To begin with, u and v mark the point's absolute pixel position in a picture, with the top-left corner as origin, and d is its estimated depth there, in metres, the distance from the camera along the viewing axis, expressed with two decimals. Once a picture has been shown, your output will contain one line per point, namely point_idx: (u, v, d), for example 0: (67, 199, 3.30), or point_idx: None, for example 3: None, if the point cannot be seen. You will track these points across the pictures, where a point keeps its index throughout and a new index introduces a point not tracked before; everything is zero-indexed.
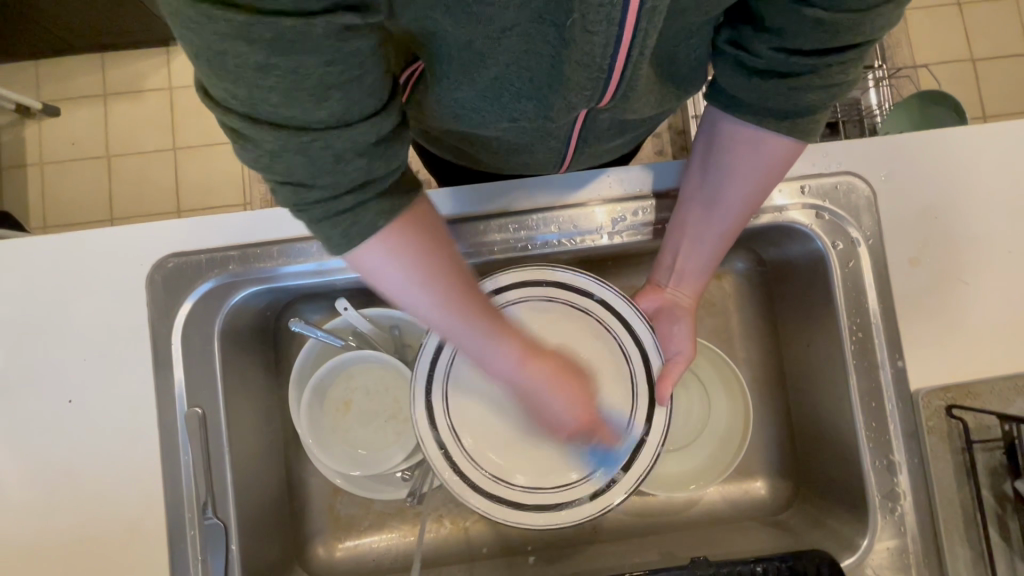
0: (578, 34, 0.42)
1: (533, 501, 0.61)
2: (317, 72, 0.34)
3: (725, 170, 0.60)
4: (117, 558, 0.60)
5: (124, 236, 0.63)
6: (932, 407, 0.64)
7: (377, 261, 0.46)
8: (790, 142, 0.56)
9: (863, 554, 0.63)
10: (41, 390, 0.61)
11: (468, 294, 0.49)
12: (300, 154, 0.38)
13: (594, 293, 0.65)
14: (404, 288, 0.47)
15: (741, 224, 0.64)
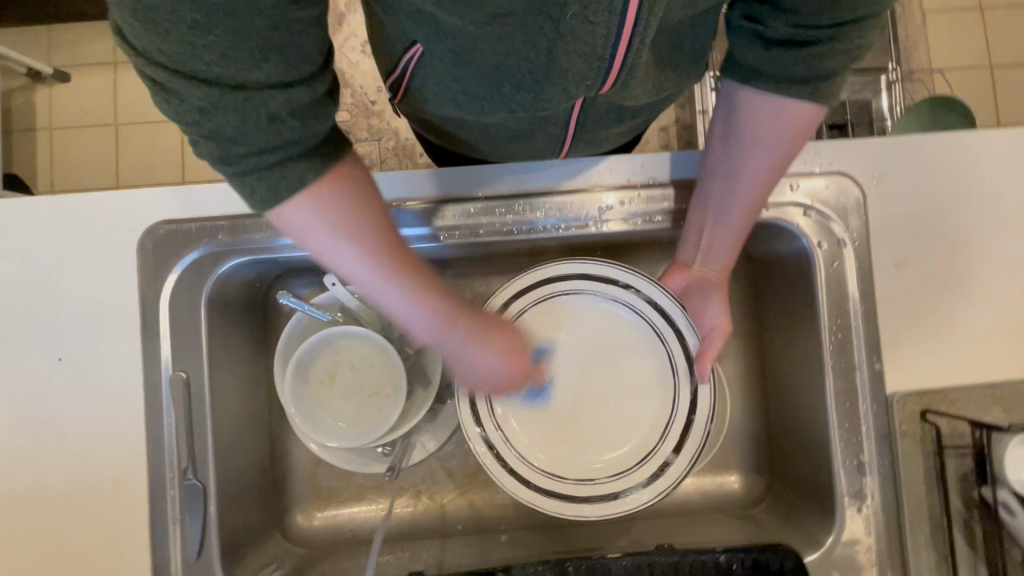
0: (578, 25, 0.44)
1: (586, 492, 0.64)
2: (260, 35, 0.33)
3: (744, 141, 0.57)
4: (100, 512, 0.62)
5: (116, 200, 0.64)
6: (907, 410, 0.64)
7: (306, 218, 0.43)
8: (809, 107, 0.53)
9: (826, 550, 0.64)
10: (32, 348, 0.63)
11: (402, 253, 0.46)
12: (232, 112, 0.37)
13: (617, 280, 0.67)
14: (332, 243, 0.44)
15: (766, 193, 0.60)
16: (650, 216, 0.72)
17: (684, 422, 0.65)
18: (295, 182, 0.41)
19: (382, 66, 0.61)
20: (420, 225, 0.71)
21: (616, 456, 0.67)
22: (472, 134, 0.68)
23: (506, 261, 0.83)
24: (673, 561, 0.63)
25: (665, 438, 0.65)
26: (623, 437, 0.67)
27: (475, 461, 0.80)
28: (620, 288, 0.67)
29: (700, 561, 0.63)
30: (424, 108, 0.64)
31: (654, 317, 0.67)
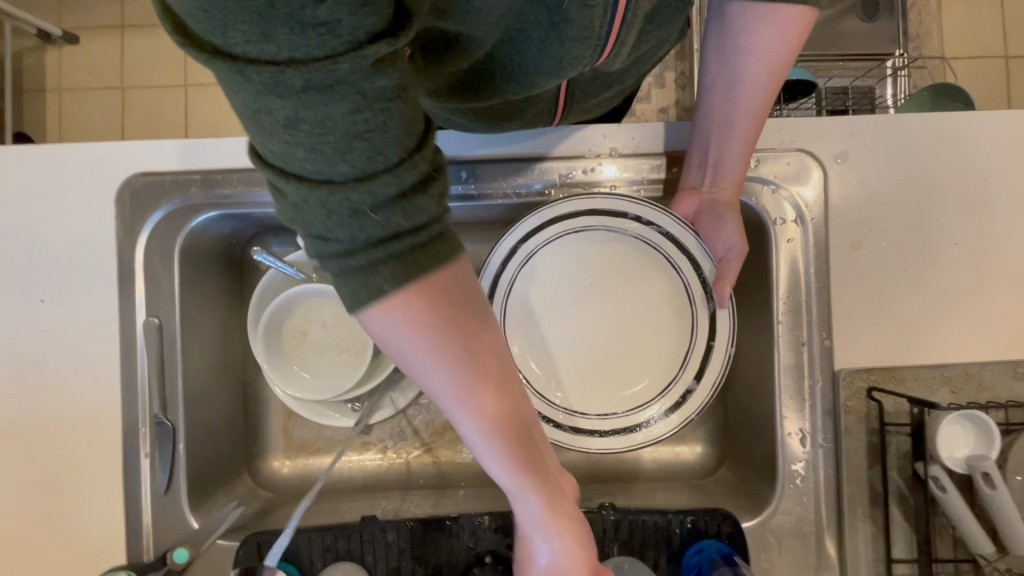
0: (577, 10, 0.45)
1: (611, 426, 0.68)
2: (341, 118, 0.29)
3: (738, 49, 0.58)
4: (76, 444, 0.66)
5: (97, 152, 0.67)
6: (853, 387, 0.66)
7: (385, 325, 0.37)
8: (799, 10, 0.55)
9: (764, 517, 0.66)
10: (16, 289, 0.67)
11: (507, 397, 0.41)
12: (320, 207, 0.32)
13: (629, 213, 0.67)
14: (424, 361, 0.38)
15: (766, 102, 0.61)
16: (613, 186, 0.73)
17: (704, 352, 0.67)
18: (379, 281, 0.34)
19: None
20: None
21: (642, 389, 0.70)
22: (470, 120, 0.66)
23: (478, 230, 0.85)
24: (615, 518, 0.65)
25: (683, 371, 0.68)
26: (650, 366, 0.71)
27: (441, 422, 0.83)
28: (632, 221, 0.67)
29: (641, 519, 0.65)
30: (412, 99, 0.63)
31: (667, 247, 0.68)
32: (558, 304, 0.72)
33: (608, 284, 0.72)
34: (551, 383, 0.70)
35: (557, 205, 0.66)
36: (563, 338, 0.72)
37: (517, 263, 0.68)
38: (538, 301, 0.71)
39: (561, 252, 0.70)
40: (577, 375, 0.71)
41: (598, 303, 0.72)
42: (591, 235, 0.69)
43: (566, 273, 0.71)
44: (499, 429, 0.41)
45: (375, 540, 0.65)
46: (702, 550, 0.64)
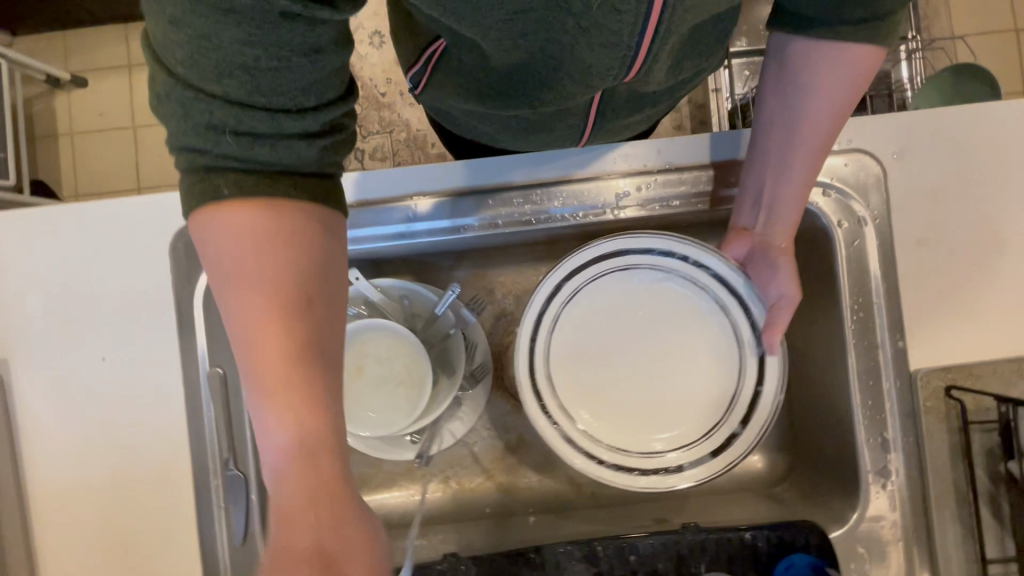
0: (605, 15, 0.45)
1: (655, 466, 0.65)
2: (235, 50, 0.34)
3: (802, 88, 0.57)
4: (150, 501, 0.66)
5: (147, 205, 0.67)
6: (930, 386, 0.64)
7: (210, 233, 0.39)
8: (867, 49, 0.53)
9: (851, 527, 0.65)
10: (78, 348, 0.66)
11: (294, 340, 0.38)
12: (179, 106, 0.37)
13: (675, 253, 0.65)
14: (228, 276, 0.39)
15: (828, 142, 0.60)
16: (669, 201, 0.72)
17: (751, 398, 0.66)
18: (218, 182, 0.38)
19: (403, 59, 0.63)
20: (435, 216, 0.72)
21: (687, 432, 0.67)
22: (497, 127, 0.67)
23: (524, 251, 0.84)
24: (698, 538, 0.64)
25: (732, 418, 0.66)
26: (694, 410, 0.68)
27: (501, 447, 0.83)
28: (677, 261, 0.66)
29: (726, 538, 0.65)
30: (444, 101, 0.65)
31: (712, 287, 0.67)
32: (602, 341, 0.69)
33: (654, 325, 0.69)
34: (595, 424, 0.66)
35: (615, 242, 0.65)
36: (602, 378, 0.68)
37: (563, 298, 0.66)
38: (579, 338, 0.68)
39: (610, 289, 0.68)
40: (620, 418, 0.68)
41: (642, 344, 0.69)
42: (640, 274, 0.68)
43: (610, 310, 0.68)
44: (273, 357, 0.38)
45: None
46: (791, 566, 0.63)
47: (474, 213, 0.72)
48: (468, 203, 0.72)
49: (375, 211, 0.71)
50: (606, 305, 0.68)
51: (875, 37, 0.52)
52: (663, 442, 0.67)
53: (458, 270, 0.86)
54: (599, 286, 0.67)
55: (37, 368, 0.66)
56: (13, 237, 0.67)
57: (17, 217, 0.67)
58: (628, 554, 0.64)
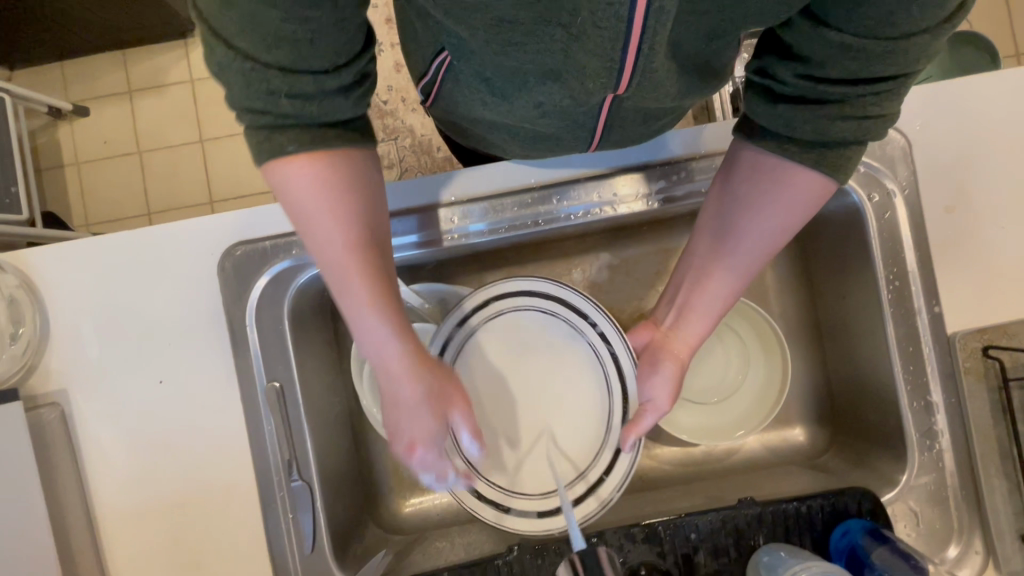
0: (588, 30, 0.42)
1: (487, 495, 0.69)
2: (279, 23, 0.35)
3: (741, 199, 0.57)
4: (218, 519, 0.67)
5: (194, 228, 0.68)
6: (968, 349, 0.66)
7: (299, 182, 0.44)
8: (815, 179, 0.52)
9: (903, 488, 0.67)
10: (135, 373, 0.68)
11: (387, 269, 0.49)
12: (235, 77, 0.39)
13: (591, 318, 0.70)
14: (317, 214, 0.45)
15: (753, 263, 0.59)
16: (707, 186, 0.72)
17: (593, 481, 0.69)
18: (284, 142, 0.42)
19: (415, 70, 0.63)
20: (459, 223, 0.70)
21: (532, 481, 0.70)
22: (506, 138, 0.66)
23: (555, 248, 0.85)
24: (754, 513, 0.66)
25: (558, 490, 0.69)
26: (546, 471, 0.71)
27: None
28: (588, 326, 0.70)
29: (780, 509, 0.66)
30: (455, 111, 0.66)
31: (608, 364, 0.70)
32: (507, 363, 0.72)
33: (552, 379, 0.72)
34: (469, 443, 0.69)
35: (530, 282, 0.70)
36: (492, 398, 0.72)
37: (482, 314, 0.70)
38: (489, 353, 0.71)
39: (525, 321, 0.71)
40: (493, 450, 0.71)
41: (530, 394, 0.72)
42: (545, 322, 0.71)
43: (514, 342, 0.72)
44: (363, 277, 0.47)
45: (526, 566, 0.66)
46: (847, 532, 0.64)
47: (511, 213, 0.71)
48: (501, 205, 0.71)
49: (407, 218, 0.70)
50: (518, 335, 0.72)
51: (819, 167, 0.51)
52: (515, 482, 0.70)
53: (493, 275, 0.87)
54: (510, 320, 0.71)
55: (98, 396, 0.68)
56: (66, 271, 0.68)
57: (69, 251, 0.68)
58: (688, 533, 0.65)
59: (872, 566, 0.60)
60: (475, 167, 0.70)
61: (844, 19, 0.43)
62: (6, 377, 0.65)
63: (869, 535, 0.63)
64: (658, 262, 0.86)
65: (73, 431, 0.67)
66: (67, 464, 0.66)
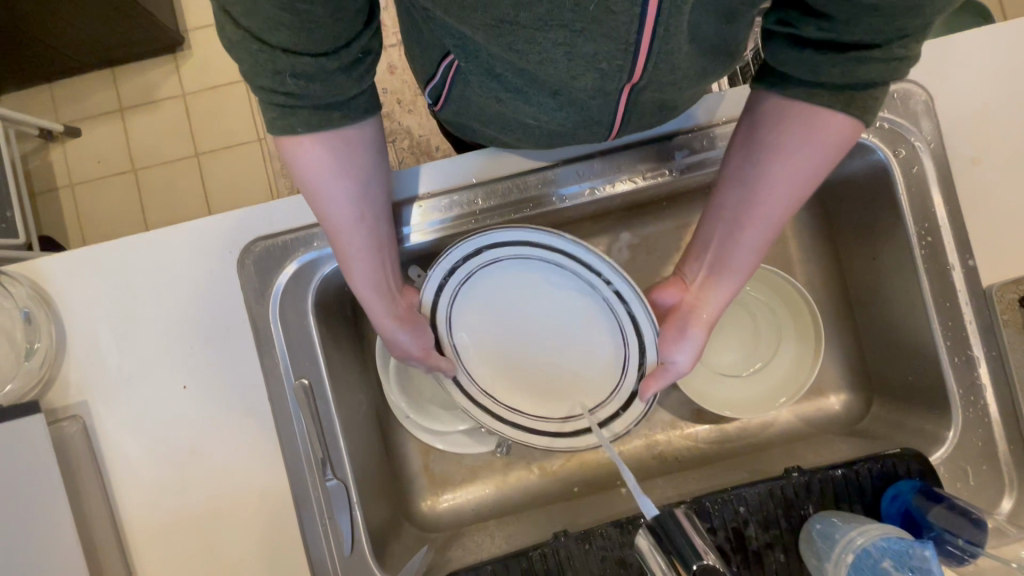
0: (600, 15, 0.42)
1: (510, 418, 0.71)
2: (276, 8, 0.37)
3: (765, 148, 0.55)
4: (253, 524, 0.65)
5: (210, 228, 0.66)
6: (1005, 300, 0.65)
7: (317, 158, 0.49)
8: (844, 119, 0.50)
9: (950, 445, 0.66)
10: (157, 380, 0.66)
11: (381, 218, 0.57)
12: (247, 56, 0.41)
13: (604, 275, 0.66)
14: (332, 184, 0.51)
15: (782, 213, 0.58)
16: None
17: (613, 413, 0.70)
18: (296, 121, 0.46)
19: (420, 74, 0.61)
20: (481, 205, 0.69)
21: (549, 407, 0.72)
22: (519, 137, 0.63)
23: (576, 230, 0.84)
24: (802, 482, 0.65)
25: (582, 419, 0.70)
26: (563, 396, 0.72)
27: None
28: (602, 281, 0.66)
29: (828, 476, 0.65)
30: (466, 112, 0.63)
31: (622, 314, 0.68)
32: (503, 301, 0.71)
33: (550, 310, 0.72)
34: (480, 372, 0.72)
35: (522, 231, 0.64)
36: (495, 335, 0.72)
37: (475, 261, 0.67)
38: (499, 294, 0.71)
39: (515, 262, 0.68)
40: (507, 381, 0.72)
41: (532, 326, 0.72)
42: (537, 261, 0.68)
43: (509, 280, 0.70)
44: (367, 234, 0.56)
45: (574, 553, 0.63)
46: (897, 496, 0.63)
47: (531, 193, 0.69)
48: (520, 184, 0.69)
49: (430, 206, 0.68)
50: (527, 281, 0.70)
51: (850, 112, 0.50)
52: (534, 404, 0.72)
53: None
54: (516, 268, 0.69)
55: (119, 404, 0.65)
56: (80, 279, 0.66)
57: (81, 260, 0.66)
58: (736, 506, 0.64)
59: (930, 527, 0.60)
60: (488, 151, 0.69)
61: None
62: (25, 392, 0.63)
63: (894, 491, 0.63)
64: (678, 238, 0.85)
65: (96, 443, 0.65)
66: (93, 477, 0.64)
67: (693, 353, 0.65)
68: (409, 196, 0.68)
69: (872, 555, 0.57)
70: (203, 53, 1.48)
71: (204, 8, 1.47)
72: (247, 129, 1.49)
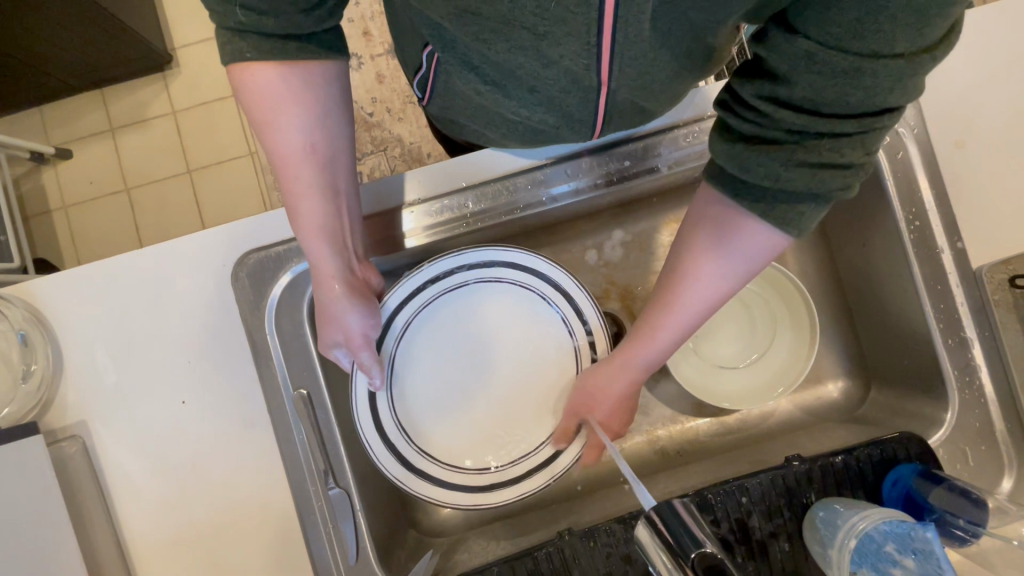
0: (557, 15, 0.42)
1: (420, 466, 0.66)
2: None
3: (691, 241, 0.54)
4: (257, 536, 0.65)
5: (203, 242, 0.67)
6: (997, 281, 0.65)
7: (268, 81, 0.52)
8: (770, 233, 0.49)
9: (949, 427, 0.66)
10: (155, 395, 0.66)
11: (337, 168, 0.58)
12: None
13: (585, 315, 0.69)
14: (281, 113, 0.53)
15: (697, 311, 0.57)
16: None
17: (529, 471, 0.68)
18: (245, 47, 0.50)
19: (409, 66, 0.62)
20: (472, 208, 0.69)
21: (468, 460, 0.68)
22: (503, 134, 0.64)
23: (568, 230, 0.84)
24: (804, 470, 0.65)
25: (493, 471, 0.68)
26: (485, 446, 0.69)
27: None
28: (580, 321, 0.69)
29: (830, 463, 0.65)
30: (453, 107, 0.64)
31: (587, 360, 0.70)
32: (476, 322, 0.71)
33: (527, 350, 0.72)
34: (411, 393, 0.68)
35: (524, 255, 0.67)
36: (450, 356, 0.70)
37: (475, 273, 0.68)
38: (450, 338, 0.70)
39: (514, 293, 0.70)
40: (438, 419, 0.69)
41: (491, 359, 0.71)
42: (527, 295, 0.70)
43: (469, 317, 0.70)
44: (316, 173, 0.56)
45: (579, 551, 0.63)
46: (897, 480, 0.63)
47: (520, 195, 0.69)
48: (507, 187, 0.69)
49: (421, 211, 0.69)
50: (497, 318, 0.71)
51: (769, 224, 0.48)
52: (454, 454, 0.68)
53: None
54: (498, 293, 0.70)
55: (117, 421, 0.65)
56: (74, 298, 0.67)
57: (76, 278, 0.67)
58: (739, 496, 0.64)
59: (931, 509, 0.60)
60: (476, 155, 0.69)
61: (810, 24, 0.40)
62: (24, 412, 0.63)
63: (893, 477, 0.64)
64: (671, 233, 0.85)
65: (96, 461, 0.65)
66: (94, 496, 0.64)
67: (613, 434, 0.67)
68: (400, 199, 0.69)
69: (876, 539, 0.57)
70: (191, 70, 1.49)
71: (190, 25, 1.48)
72: (238, 143, 1.49)
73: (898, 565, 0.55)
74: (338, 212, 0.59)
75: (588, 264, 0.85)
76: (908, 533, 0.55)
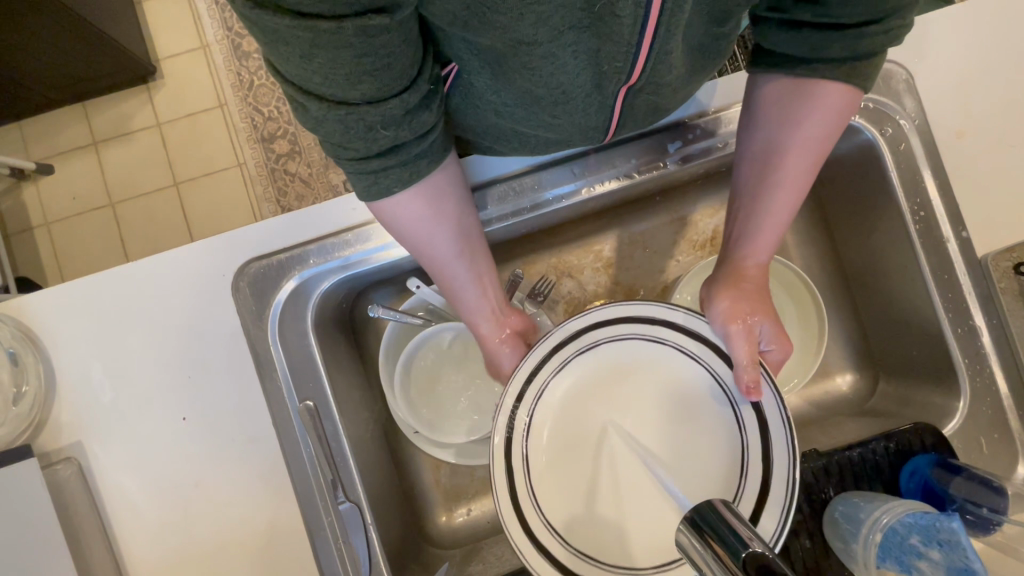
0: (606, 16, 0.41)
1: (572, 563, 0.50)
2: (352, 63, 0.36)
3: (766, 122, 0.56)
4: (266, 556, 0.62)
5: (202, 253, 0.65)
6: (1001, 268, 0.66)
7: (403, 204, 0.49)
8: (842, 87, 0.52)
9: (960, 417, 0.66)
10: (155, 413, 0.63)
11: (477, 246, 0.57)
12: (336, 121, 0.40)
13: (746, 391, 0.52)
14: (427, 228, 0.52)
15: (806, 173, 0.56)
16: (725, 141, 0.70)
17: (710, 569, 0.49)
18: (392, 183, 0.47)
19: None
20: (480, 209, 0.68)
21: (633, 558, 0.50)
22: (514, 146, 0.63)
23: (572, 230, 0.83)
24: (818, 463, 0.65)
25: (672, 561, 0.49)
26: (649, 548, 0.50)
27: None
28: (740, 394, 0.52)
29: (847, 456, 0.65)
30: (461, 126, 0.62)
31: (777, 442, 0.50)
32: (621, 399, 0.55)
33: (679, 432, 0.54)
34: (553, 493, 0.52)
35: (651, 307, 0.53)
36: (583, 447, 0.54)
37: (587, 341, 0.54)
38: (581, 407, 0.54)
39: (665, 361, 0.55)
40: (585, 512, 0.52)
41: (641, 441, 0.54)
42: (671, 357, 0.54)
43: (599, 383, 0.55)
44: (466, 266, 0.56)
45: None
46: (915, 471, 0.63)
47: (527, 196, 0.68)
48: (516, 188, 0.68)
49: None
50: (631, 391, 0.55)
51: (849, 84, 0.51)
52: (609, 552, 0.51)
53: (513, 267, 0.83)
54: (628, 357, 0.55)
55: (115, 442, 0.63)
56: (66, 316, 0.64)
57: (68, 294, 0.64)
58: None
59: (952, 499, 0.60)
60: (473, 158, 0.68)
61: None
62: (12, 437, 0.60)
63: (909, 470, 0.63)
64: (675, 231, 0.85)
65: (93, 483, 0.62)
66: (91, 522, 0.61)
67: (749, 348, 0.53)
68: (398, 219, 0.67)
69: (900, 532, 0.55)
70: (177, 81, 1.46)
71: (177, 35, 1.45)
72: (227, 153, 1.46)
73: (924, 557, 0.52)
74: (489, 291, 0.59)
75: (592, 264, 0.84)
76: (929, 524, 0.53)
